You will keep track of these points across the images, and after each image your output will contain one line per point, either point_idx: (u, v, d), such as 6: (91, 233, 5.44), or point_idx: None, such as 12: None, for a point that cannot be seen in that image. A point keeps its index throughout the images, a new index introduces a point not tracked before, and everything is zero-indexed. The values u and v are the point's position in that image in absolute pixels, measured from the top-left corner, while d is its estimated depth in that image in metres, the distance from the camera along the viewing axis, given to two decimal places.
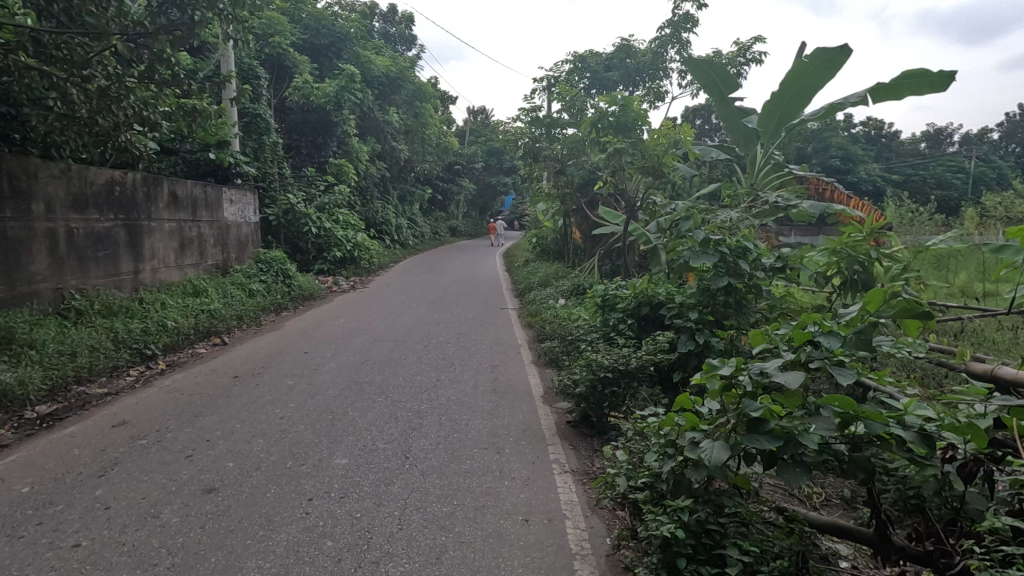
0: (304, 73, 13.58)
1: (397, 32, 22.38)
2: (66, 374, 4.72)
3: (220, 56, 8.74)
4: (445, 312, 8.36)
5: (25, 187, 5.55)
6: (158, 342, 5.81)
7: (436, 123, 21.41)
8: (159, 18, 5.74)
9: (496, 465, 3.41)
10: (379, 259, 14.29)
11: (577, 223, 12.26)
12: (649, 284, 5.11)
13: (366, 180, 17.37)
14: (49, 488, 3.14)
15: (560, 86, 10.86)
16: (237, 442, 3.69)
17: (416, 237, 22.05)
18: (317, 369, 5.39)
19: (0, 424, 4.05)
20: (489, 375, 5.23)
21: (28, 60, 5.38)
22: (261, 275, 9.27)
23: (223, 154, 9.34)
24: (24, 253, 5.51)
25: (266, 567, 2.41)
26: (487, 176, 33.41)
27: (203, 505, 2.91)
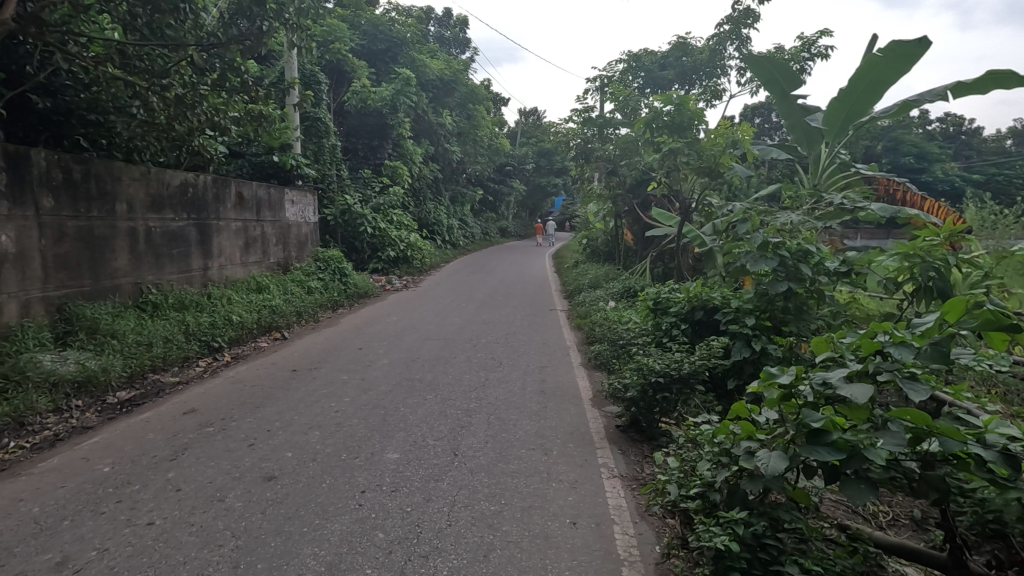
0: (362, 78, 14.03)
1: (451, 35, 22.79)
2: (144, 363, 5.07)
3: (284, 63, 9.17)
4: (495, 312, 8.43)
5: (111, 188, 5.97)
6: (224, 335, 6.14)
7: (488, 125, 21.65)
8: (231, 29, 6.10)
9: (544, 466, 3.40)
10: (431, 259, 14.60)
11: (628, 224, 12.11)
12: (704, 288, 5.00)
13: (419, 182, 17.76)
14: (127, 469, 3.37)
15: (613, 87, 10.77)
16: (295, 433, 3.86)
17: (467, 237, 22.30)
18: (370, 365, 5.56)
19: (85, 408, 4.39)
20: (537, 376, 5.24)
21: (114, 70, 5.81)
22: (319, 273, 9.64)
23: (286, 156, 9.81)
24: (109, 250, 5.92)
25: (321, 555, 2.50)
26: (538, 177, 33.50)
27: (263, 491, 3.06)
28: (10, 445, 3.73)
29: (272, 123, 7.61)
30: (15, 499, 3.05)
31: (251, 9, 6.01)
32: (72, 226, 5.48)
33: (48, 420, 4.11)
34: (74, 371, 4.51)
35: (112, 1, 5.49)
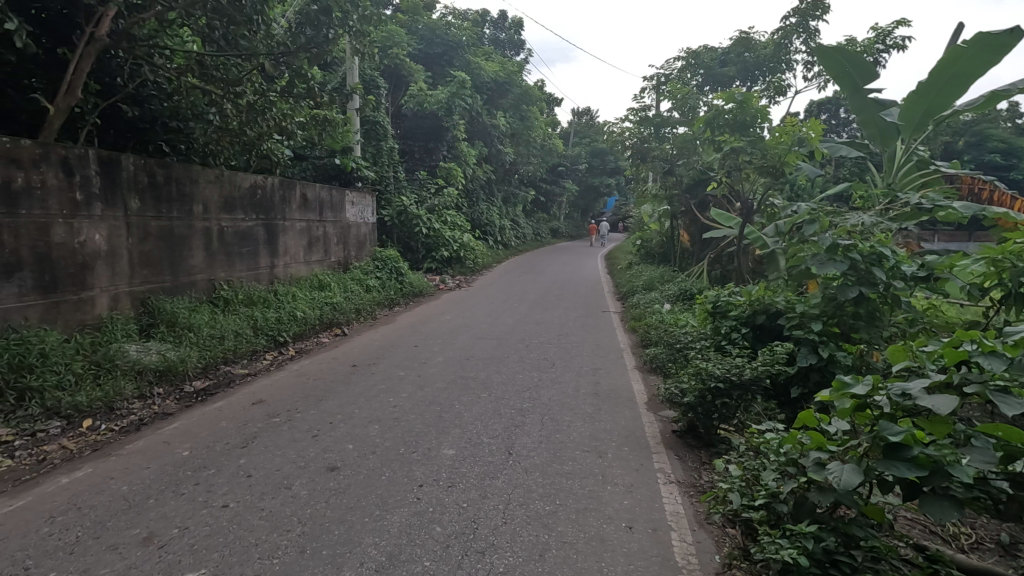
0: (419, 82, 14.37)
1: (507, 37, 22.99)
2: (217, 355, 5.38)
3: (347, 69, 9.53)
4: (547, 313, 8.41)
5: (189, 190, 6.36)
6: (289, 330, 6.43)
7: (541, 125, 21.69)
8: (298, 37, 6.52)
9: (598, 469, 3.38)
10: (484, 260, 14.76)
11: (685, 225, 11.81)
12: (767, 292, 4.88)
13: (472, 183, 18.01)
14: (203, 454, 3.60)
15: (670, 85, 10.58)
16: (356, 426, 4.00)
17: (519, 237, 22.41)
18: (426, 363, 5.68)
19: (166, 395, 4.71)
20: (591, 378, 5.20)
21: (193, 80, 6.27)
22: (377, 272, 9.94)
23: (347, 159, 10.20)
24: (187, 248, 6.33)
25: (382, 545, 2.58)
26: (590, 177, 33.05)
27: (327, 481, 3.19)
28: (102, 428, 4.06)
29: (336, 127, 7.98)
30: (106, 477, 3.31)
31: (319, 18, 6.39)
32: (155, 226, 5.90)
33: (133, 406, 4.43)
34: (156, 361, 4.85)
35: (192, 14, 5.88)
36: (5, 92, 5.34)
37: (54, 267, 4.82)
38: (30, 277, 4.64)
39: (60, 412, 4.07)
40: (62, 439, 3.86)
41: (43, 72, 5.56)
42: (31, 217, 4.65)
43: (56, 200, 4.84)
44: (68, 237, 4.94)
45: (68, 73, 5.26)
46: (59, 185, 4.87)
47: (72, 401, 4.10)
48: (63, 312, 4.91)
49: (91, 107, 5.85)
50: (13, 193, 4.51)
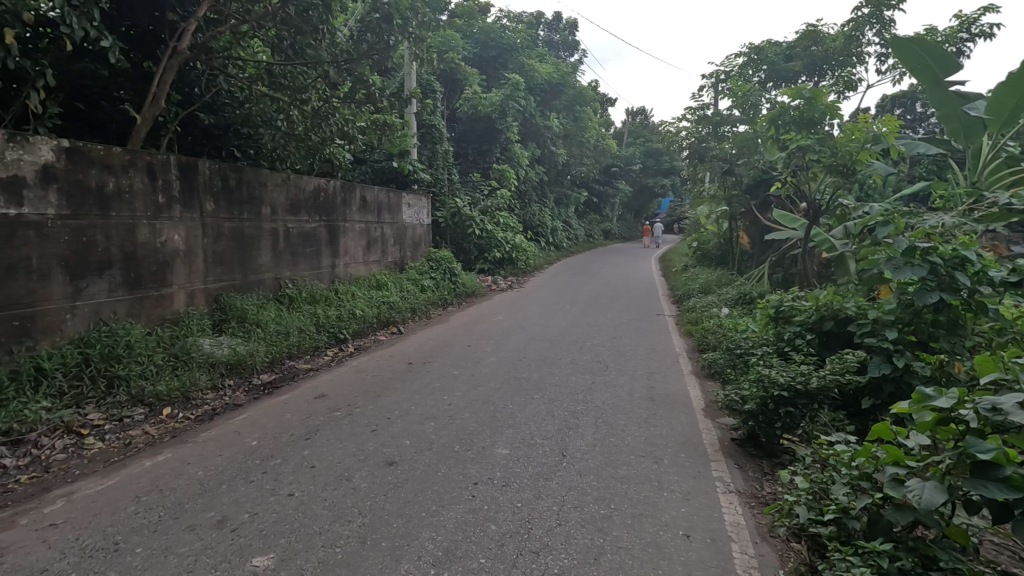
0: (473, 85, 14.57)
1: (561, 39, 22.97)
2: (283, 350, 5.65)
3: (405, 74, 9.81)
4: (599, 315, 8.33)
5: (259, 193, 6.70)
6: (349, 327, 6.67)
7: (595, 126, 21.51)
8: (361, 45, 6.83)
9: (654, 474, 3.32)
10: (536, 261, 14.78)
11: (745, 226, 11.40)
12: (835, 297, 4.66)
13: (525, 185, 18.07)
14: (270, 444, 3.78)
15: (731, 83, 10.27)
16: (412, 423, 4.09)
17: (571, 239, 22.29)
18: (479, 362, 5.75)
19: (236, 387, 4.99)
20: (646, 382, 5.11)
21: (263, 88, 6.69)
22: (432, 272, 10.14)
23: (404, 162, 10.48)
24: (256, 248, 6.67)
25: (438, 540, 2.63)
26: (644, 178, 32.91)
27: (386, 475, 3.28)
28: (180, 416, 4.35)
29: (394, 130, 8.23)
30: (183, 462, 3.54)
31: (380, 26, 6.68)
32: (227, 227, 6.25)
33: (207, 396, 4.72)
34: (227, 355, 5.14)
35: (262, 26, 6.21)
36: (99, 103, 5.78)
37: (139, 265, 5.18)
38: (119, 274, 5.00)
39: (143, 400, 4.38)
40: (145, 425, 4.15)
41: (131, 84, 6.00)
42: (120, 219, 5.00)
43: (141, 203, 5.19)
44: (151, 237, 5.31)
45: (153, 84, 5.65)
46: (144, 189, 5.23)
47: (154, 390, 4.41)
48: (146, 307, 5.27)
49: (173, 116, 6.27)
50: (106, 197, 4.86)
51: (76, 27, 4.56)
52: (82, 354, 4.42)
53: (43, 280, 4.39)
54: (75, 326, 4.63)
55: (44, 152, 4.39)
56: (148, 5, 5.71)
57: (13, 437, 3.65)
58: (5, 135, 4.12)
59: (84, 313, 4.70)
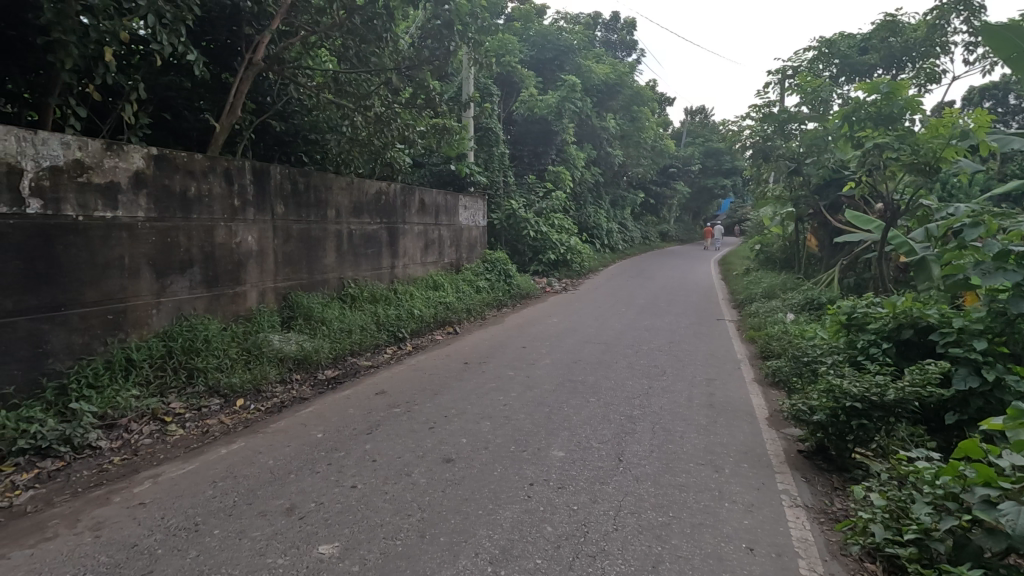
0: (530, 87, 14.65)
1: (618, 38, 22.72)
2: (345, 347, 5.88)
3: (463, 79, 10.00)
4: (656, 319, 8.16)
5: (325, 196, 7.00)
6: (407, 326, 6.85)
7: (652, 126, 21.11)
8: (422, 52, 7.03)
9: (715, 484, 3.22)
10: (591, 264, 14.66)
11: (813, 228, 10.86)
12: (915, 304, 4.41)
13: (580, 186, 17.96)
14: (334, 437, 3.94)
15: (799, 78, 9.85)
16: (468, 421, 4.16)
17: (627, 241, 21.94)
18: (534, 364, 5.76)
19: (303, 381, 5.23)
20: (706, 389, 4.97)
21: (330, 96, 6.99)
22: (487, 273, 10.28)
23: (461, 165, 10.68)
24: (322, 249, 6.97)
25: (495, 538, 2.66)
26: (703, 178, 32.01)
27: (443, 471, 3.35)
28: (252, 407, 4.61)
29: (453, 134, 8.41)
30: (255, 451, 3.74)
31: (441, 32, 6.85)
32: (296, 228, 6.56)
33: (277, 389, 4.97)
34: (295, 351, 5.41)
35: (330, 37, 6.50)
36: (182, 113, 6.20)
37: (216, 265, 5.52)
38: (198, 273, 5.35)
39: (219, 391, 4.67)
40: (220, 415, 4.43)
41: (211, 95, 6.40)
42: (201, 221, 5.34)
43: (219, 206, 5.53)
44: (227, 238, 5.65)
45: (231, 94, 6.01)
46: (222, 193, 5.57)
47: (229, 382, 4.69)
48: (222, 304, 5.61)
49: (247, 124, 6.64)
50: (188, 201, 5.21)
51: (165, 43, 4.92)
52: (166, 347, 4.77)
53: (133, 278, 4.75)
54: (160, 320, 4.98)
55: (136, 160, 4.74)
56: (227, 21, 6.08)
57: (108, 421, 3.98)
58: (104, 145, 4.49)
59: (168, 309, 5.05)
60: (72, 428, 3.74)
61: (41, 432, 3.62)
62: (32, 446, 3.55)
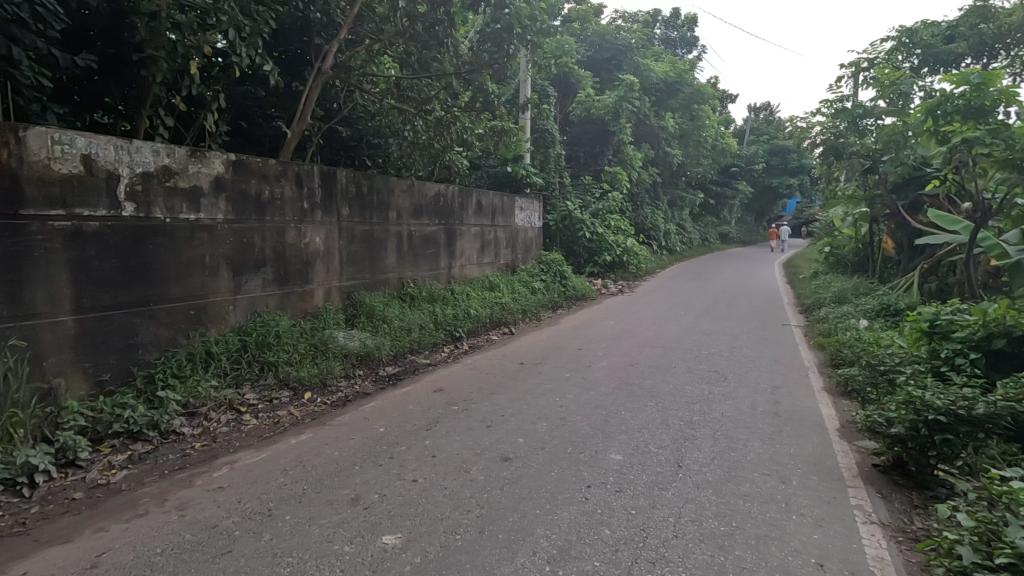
0: (587, 88, 14.56)
1: (679, 35, 22.22)
2: (405, 345, 6.05)
3: (521, 82, 10.09)
4: (717, 323, 7.91)
5: (387, 199, 7.22)
6: (464, 326, 6.96)
7: (714, 125, 20.48)
8: (482, 55, 7.21)
9: (781, 495, 3.09)
10: (648, 266, 14.38)
11: (890, 229, 10.22)
12: (1008, 313, 4.14)
13: (637, 187, 17.67)
14: (396, 431, 4.07)
15: (877, 71, 9.33)
16: (525, 422, 4.18)
17: (686, 242, 21.35)
18: (590, 366, 5.73)
19: (365, 377, 5.43)
20: (770, 396, 4.78)
21: (393, 101, 7.23)
22: (542, 275, 10.30)
23: (518, 167, 10.75)
24: (383, 249, 7.19)
25: (553, 538, 2.67)
26: (768, 178, 30.71)
27: (501, 469, 3.39)
28: (319, 400, 4.83)
29: (511, 136, 8.49)
30: (322, 442, 3.91)
31: (502, 37, 7.05)
32: (359, 230, 6.81)
33: (341, 384, 5.19)
34: (358, 348, 5.61)
35: (393, 44, 6.73)
36: (257, 121, 6.57)
37: (287, 264, 5.82)
38: (270, 272, 5.65)
39: (289, 383, 4.92)
40: (290, 407, 4.66)
41: (283, 103, 6.75)
42: (273, 223, 5.65)
43: (290, 209, 5.83)
44: (297, 239, 5.94)
45: (302, 102, 6.32)
46: (293, 196, 5.87)
47: (298, 375, 4.94)
48: (291, 302, 5.90)
49: (316, 130, 6.96)
50: (262, 204, 5.52)
51: (244, 56, 5.24)
52: (241, 341, 5.06)
53: (213, 276, 5.07)
54: (236, 316, 5.30)
55: (217, 166, 5.07)
56: (299, 32, 6.40)
57: (190, 409, 4.26)
58: (189, 152, 4.82)
59: (243, 305, 5.36)
60: (159, 415, 4.03)
61: (133, 417, 3.93)
62: (125, 430, 3.87)
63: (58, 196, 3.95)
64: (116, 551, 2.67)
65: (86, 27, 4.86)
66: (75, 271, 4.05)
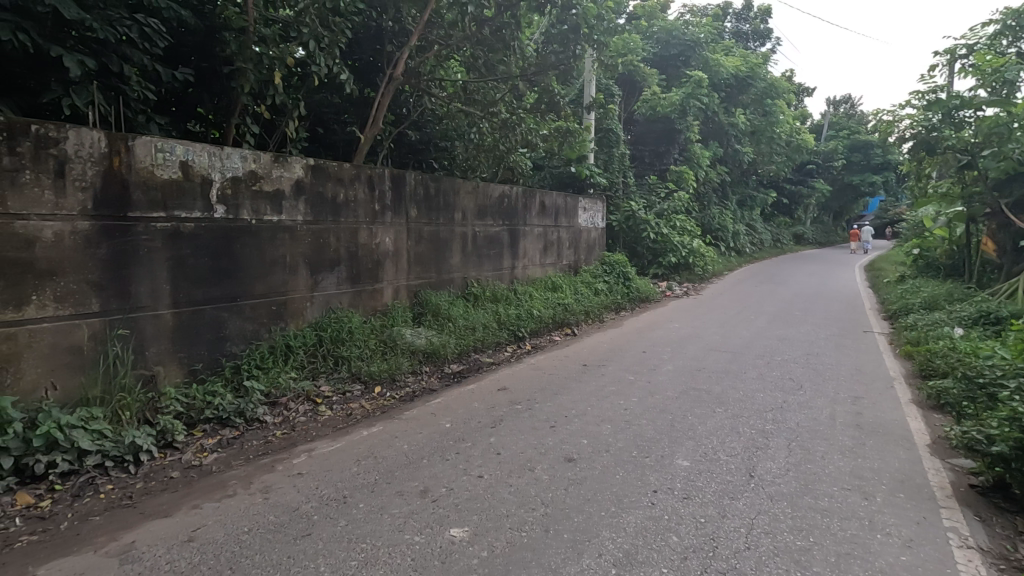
0: (653, 86, 14.29)
1: (751, 28, 21.33)
2: (470, 344, 6.17)
3: (586, 81, 10.04)
4: (791, 328, 7.53)
5: (453, 200, 7.38)
6: (527, 326, 7.01)
7: (789, 120, 19.50)
8: (549, 58, 7.27)
9: (864, 512, 2.92)
10: (716, 268, 13.89)
11: (990, 230, 9.38)
12: None
13: (704, 186, 17.13)
14: (461, 428, 4.16)
15: (976, 58, 8.61)
16: (589, 423, 4.16)
17: (757, 244, 20.46)
18: (655, 369, 5.62)
19: (432, 374, 5.58)
20: (851, 407, 4.51)
21: (460, 104, 7.39)
22: (605, 276, 10.20)
23: (581, 167, 10.68)
24: (449, 249, 7.35)
25: (619, 541, 2.65)
26: (848, 175, 28.89)
27: (566, 470, 3.40)
28: (388, 395, 5.02)
29: (576, 137, 8.47)
30: (392, 435, 4.07)
31: (569, 37, 7.07)
32: (427, 230, 7.00)
33: (409, 379, 5.36)
34: (425, 345, 5.78)
35: (461, 49, 6.89)
36: (332, 127, 6.90)
37: (359, 263, 6.07)
38: (344, 271, 5.92)
39: (361, 377, 5.14)
40: (361, 400, 4.87)
41: (357, 109, 7.04)
42: (347, 224, 5.91)
43: (363, 211, 6.08)
44: (368, 239, 6.18)
45: (374, 108, 6.57)
46: (365, 198, 6.11)
47: (369, 370, 5.15)
48: (363, 299, 6.16)
49: (387, 134, 7.21)
50: (338, 206, 5.79)
51: (323, 65, 5.52)
52: (317, 336, 5.34)
53: (293, 274, 5.38)
54: (313, 312, 5.59)
55: (297, 170, 5.37)
56: (372, 41, 6.67)
57: (271, 399, 4.54)
58: (272, 158, 5.14)
59: (318, 302, 5.64)
60: (245, 403, 4.33)
61: (223, 405, 4.24)
62: (215, 416, 4.17)
63: (160, 200, 4.31)
64: (209, 527, 2.89)
65: (184, 43, 5.27)
66: (173, 269, 4.41)
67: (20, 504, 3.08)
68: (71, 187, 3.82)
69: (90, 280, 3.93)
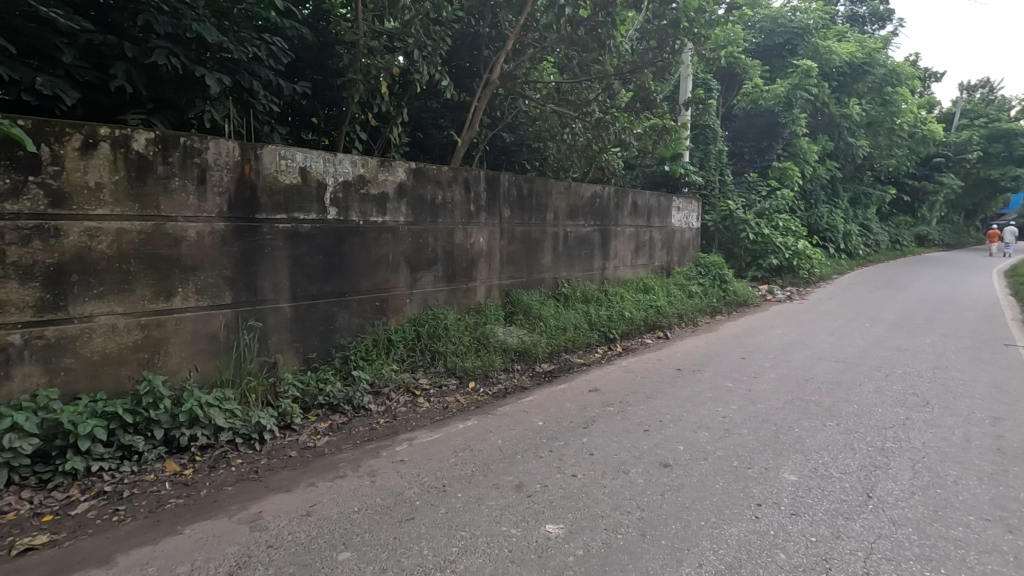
0: (754, 78, 13.59)
1: (868, 10, 19.59)
2: (560, 343, 6.20)
3: (683, 77, 9.73)
4: (914, 339, 6.85)
5: (545, 200, 7.44)
6: (618, 328, 6.92)
7: (913, 109, 17.68)
8: (645, 55, 7.17)
9: (1007, 546, 2.60)
10: (825, 271, 12.91)
11: None
12: None
13: (810, 183, 15.98)
14: (554, 426, 4.20)
15: None
16: (685, 429, 4.04)
17: (871, 246, 18.74)
18: (756, 377, 5.33)
19: (523, 371, 5.67)
20: (990, 428, 4.03)
21: (553, 106, 7.44)
22: (699, 278, 9.83)
23: (676, 166, 10.36)
24: (540, 249, 7.42)
25: (720, 553, 2.55)
26: (984, 168, 25.68)
27: (661, 475, 3.32)
28: (482, 390, 5.16)
29: (672, 134, 8.23)
30: (486, 429, 4.18)
31: (666, 32, 6.90)
32: (519, 230, 7.11)
33: (502, 376, 5.49)
34: (517, 344, 5.89)
35: (556, 51, 6.95)
36: (431, 131, 7.20)
37: (454, 262, 6.29)
38: (440, 269, 6.16)
39: (456, 372, 5.33)
40: (456, 394, 5.05)
41: (454, 114, 7.30)
42: (445, 224, 6.15)
43: (459, 211, 6.30)
44: (464, 239, 6.39)
45: (471, 112, 6.77)
46: (461, 199, 6.32)
47: (463, 366, 5.33)
48: (458, 297, 6.38)
49: (481, 137, 7.41)
50: (436, 207, 6.05)
51: (425, 73, 5.79)
52: (415, 331, 5.60)
53: (394, 272, 5.68)
54: (411, 308, 5.86)
55: (400, 173, 5.66)
56: (470, 47, 6.89)
57: (375, 389, 4.83)
58: (378, 162, 5.46)
59: (417, 299, 5.92)
60: (352, 391, 4.64)
61: (333, 392, 4.57)
62: (326, 402, 4.51)
63: (282, 203, 4.73)
64: (324, 504, 3.13)
65: (302, 57, 5.72)
66: (292, 266, 4.82)
67: (169, 470, 3.51)
68: (211, 192, 4.29)
69: (224, 275, 4.39)
